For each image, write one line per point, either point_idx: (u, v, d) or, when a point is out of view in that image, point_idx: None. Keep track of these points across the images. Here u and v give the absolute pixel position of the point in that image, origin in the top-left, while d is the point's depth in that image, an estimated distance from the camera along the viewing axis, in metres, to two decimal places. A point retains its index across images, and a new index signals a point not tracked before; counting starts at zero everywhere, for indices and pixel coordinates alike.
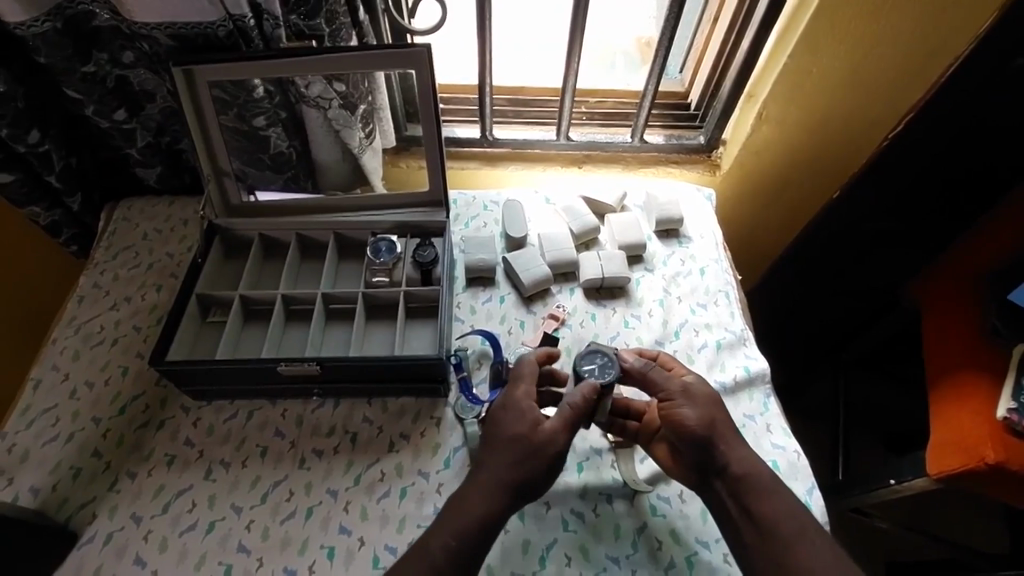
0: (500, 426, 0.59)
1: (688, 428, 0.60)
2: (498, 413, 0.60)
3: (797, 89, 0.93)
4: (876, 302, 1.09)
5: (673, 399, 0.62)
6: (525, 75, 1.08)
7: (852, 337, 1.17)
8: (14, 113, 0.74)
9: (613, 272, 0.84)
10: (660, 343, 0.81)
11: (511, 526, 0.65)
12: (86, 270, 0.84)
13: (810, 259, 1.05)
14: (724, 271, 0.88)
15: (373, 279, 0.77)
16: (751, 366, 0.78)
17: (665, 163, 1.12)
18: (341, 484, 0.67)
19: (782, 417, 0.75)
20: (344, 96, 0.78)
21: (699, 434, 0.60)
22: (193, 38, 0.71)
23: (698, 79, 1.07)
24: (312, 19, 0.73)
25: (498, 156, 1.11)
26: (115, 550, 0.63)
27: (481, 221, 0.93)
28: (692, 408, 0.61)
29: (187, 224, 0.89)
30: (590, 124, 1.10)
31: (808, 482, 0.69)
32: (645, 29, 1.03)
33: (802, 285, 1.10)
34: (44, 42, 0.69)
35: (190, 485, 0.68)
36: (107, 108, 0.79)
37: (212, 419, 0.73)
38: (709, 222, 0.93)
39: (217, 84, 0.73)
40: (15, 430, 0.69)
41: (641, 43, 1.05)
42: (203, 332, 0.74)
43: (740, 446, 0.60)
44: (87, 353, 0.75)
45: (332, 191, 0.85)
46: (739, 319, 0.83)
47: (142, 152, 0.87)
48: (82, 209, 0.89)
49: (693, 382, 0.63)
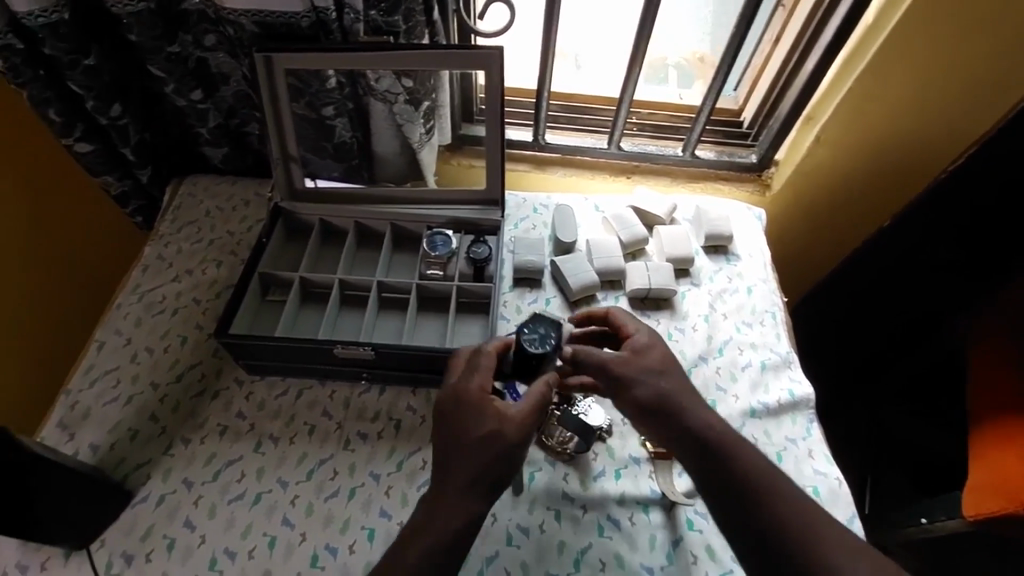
0: (469, 425, 0.56)
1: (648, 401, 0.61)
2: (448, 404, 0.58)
3: (860, 116, 0.92)
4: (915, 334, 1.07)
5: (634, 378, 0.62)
6: (579, 78, 1.09)
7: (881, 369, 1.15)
8: (101, 87, 0.77)
9: (660, 283, 0.84)
10: (703, 359, 0.81)
11: (548, 526, 0.66)
12: (151, 241, 0.87)
13: (864, 279, 1.04)
14: (771, 292, 0.88)
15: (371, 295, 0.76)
16: (796, 390, 0.77)
17: (713, 180, 1.12)
18: (383, 469, 0.69)
19: (824, 443, 0.74)
20: (410, 91, 0.81)
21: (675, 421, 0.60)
22: (276, 26, 0.73)
23: (754, 97, 1.07)
24: (391, 15, 0.75)
25: (547, 161, 1.13)
26: (167, 511, 0.65)
27: (531, 223, 0.95)
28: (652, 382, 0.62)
29: (248, 205, 0.92)
30: (641, 135, 1.12)
31: (848, 510, 0.69)
32: (700, 44, 1.02)
33: (853, 302, 1.09)
34: (137, 20, 0.73)
35: (240, 455, 0.69)
36: (185, 88, 0.82)
37: (264, 394, 0.74)
38: (758, 240, 0.93)
39: (293, 72, 0.76)
40: (79, 387, 0.73)
41: (695, 58, 1.04)
42: (263, 309, 0.76)
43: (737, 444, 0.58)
44: (148, 321, 0.79)
45: (384, 182, 0.88)
46: (785, 341, 0.83)
47: (212, 132, 0.90)
48: (150, 182, 0.92)
49: (643, 351, 0.64)
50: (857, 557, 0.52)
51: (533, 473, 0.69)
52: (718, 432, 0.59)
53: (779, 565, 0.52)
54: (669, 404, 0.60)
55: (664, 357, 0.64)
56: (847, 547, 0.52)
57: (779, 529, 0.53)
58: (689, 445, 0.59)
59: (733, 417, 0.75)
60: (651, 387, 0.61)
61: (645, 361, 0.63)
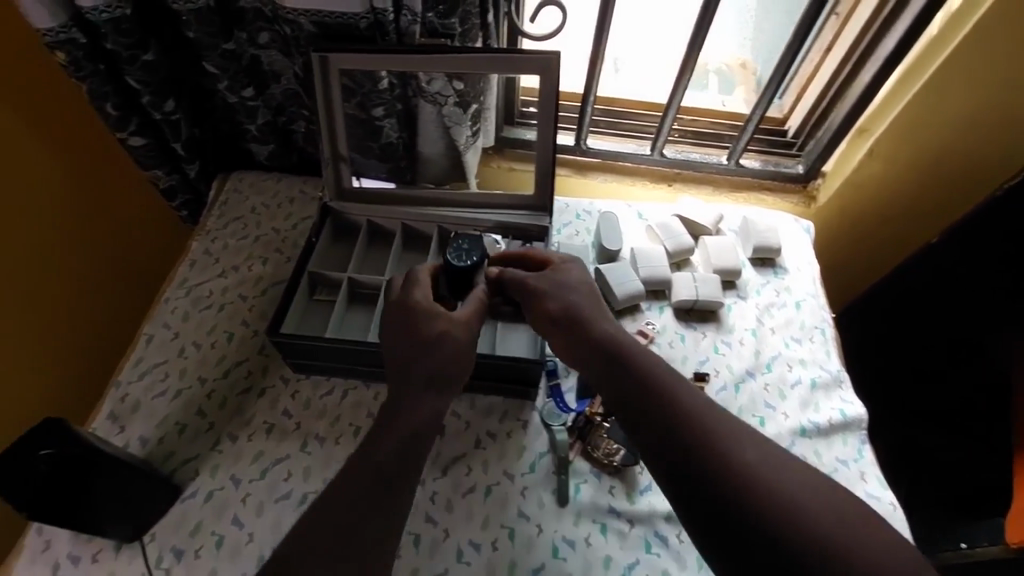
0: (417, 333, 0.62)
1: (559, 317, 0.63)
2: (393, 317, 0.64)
3: (917, 130, 0.90)
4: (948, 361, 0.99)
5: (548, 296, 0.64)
6: (615, 82, 1.08)
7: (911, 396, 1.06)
8: (157, 82, 0.78)
9: (707, 295, 0.83)
10: (751, 374, 0.79)
11: (594, 539, 0.65)
12: (198, 235, 0.88)
13: (902, 296, 1.01)
14: (821, 307, 0.86)
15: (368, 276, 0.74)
16: (847, 410, 0.76)
17: (757, 190, 1.10)
18: (428, 474, 0.69)
19: (876, 465, 0.73)
20: (460, 94, 0.81)
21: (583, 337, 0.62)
22: (333, 27, 0.73)
23: (802, 105, 1.05)
24: (448, 18, 0.74)
25: (588, 166, 1.11)
26: (216, 507, 0.65)
27: (574, 229, 0.94)
28: (566, 301, 0.64)
29: (293, 202, 0.92)
30: (683, 142, 1.10)
31: (904, 537, 0.67)
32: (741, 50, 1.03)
33: (888, 321, 1.05)
34: (196, 17, 0.73)
35: (286, 454, 0.69)
36: (237, 85, 0.83)
37: (310, 393, 0.74)
38: (806, 253, 0.91)
39: (347, 72, 0.76)
40: (128, 379, 0.74)
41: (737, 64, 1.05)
42: (310, 309, 0.76)
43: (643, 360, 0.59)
44: (195, 315, 0.79)
45: (426, 183, 0.90)
46: (835, 359, 0.81)
47: (261, 129, 0.91)
48: (197, 177, 0.93)
49: (559, 276, 0.66)
50: (757, 466, 0.51)
51: (578, 484, 0.69)
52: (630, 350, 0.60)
53: (682, 472, 0.52)
54: (574, 319, 0.63)
55: (580, 283, 0.66)
56: (751, 454, 0.51)
57: (688, 442, 0.52)
58: (596, 360, 0.61)
59: (784, 435, 0.74)
60: (561, 304, 0.64)
61: (560, 283, 0.65)
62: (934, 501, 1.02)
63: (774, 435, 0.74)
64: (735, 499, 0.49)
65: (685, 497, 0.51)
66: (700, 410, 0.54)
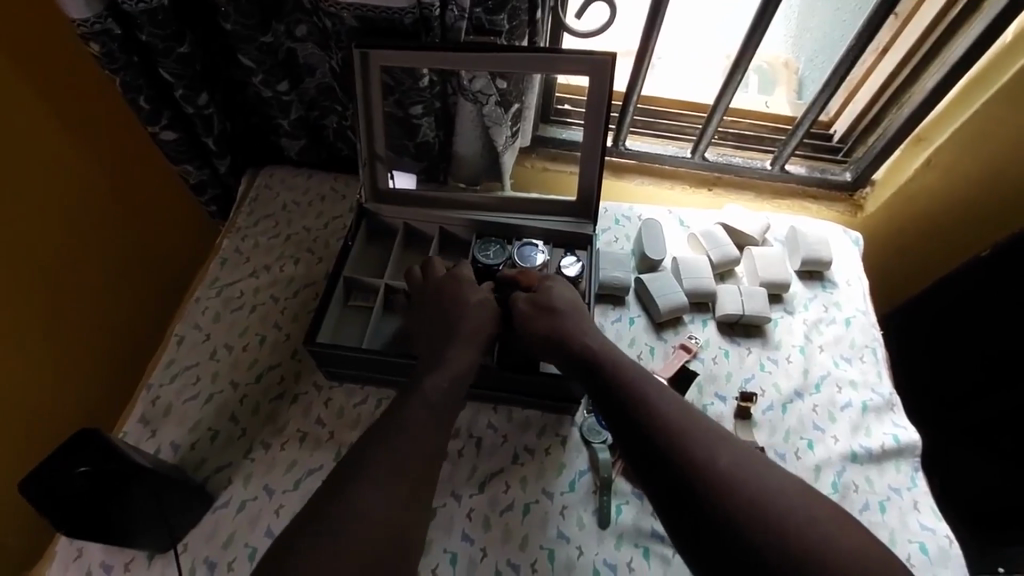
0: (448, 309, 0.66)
1: (549, 338, 0.65)
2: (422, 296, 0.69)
3: (981, 138, 0.85)
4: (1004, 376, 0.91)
5: (537, 318, 0.66)
6: (653, 82, 1.04)
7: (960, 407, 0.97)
8: (192, 76, 0.76)
9: (754, 310, 0.80)
10: (799, 394, 0.76)
11: (636, 564, 0.63)
12: (228, 233, 0.86)
13: (950, 302, 0.94)
14: (871, 325, 0.83)
15: (419, 271, 0.71)
16: (900, 436, 0.73)
17: (800, 197, 1.05)
18: (465, 490, 0.67)
19: (931, 495, 0.70)
20: (503, 93, 0.77)
21: (572, 356, 0.64)
22: (376, 21, 0.70)
23: (852, 109, 1.00)
24: (495, 14, 0.71)
25: (624, 168, 1.07)
26: (248, 518, 0.64)
27: (613, 235, 0.91)
28: (555, 321, 0.66)
29: (324, 201, 0.90)
30: (726, 145, 1.05)
31: (959, 572, 0.64)
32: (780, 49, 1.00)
33: (934, 332, 0.97)
34: (236, 8, 0.71)
35: (320, 465, 0.68)
36: (273, 79, 0.80)
37: (343, 401, 0.72)
38: (855, 266, 0.87)
39: (388, 69, 0.73)
40: (160, 382, 0.72)
41: (777, 63, 1.02)
42: (345, 314, 0.73)
43: (627, 372, 0.60)
44: (226, 316, 0.78)
45: (456, 181, 0.87)
46: (887, 380, 0.78)
47: (293, 124, 0.88)
48: (227, 172, 0.90)
49: (547, 295, 0.68)
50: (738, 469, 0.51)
51: (620, 505, 0.66)
52: (618, 365, 0.61)
53: (667, 482, 0.52)
54: (562, 338, 0.65)
55: (567, 302, 0.68)
56: (725, 456, 0.52)
57: (671, 451, 0.53)
58: (585, 375, 0.62)
59: (834, 460, 0.71)
60: (547, 323, 0.66)
61: (546, 304, 0.67)
62: None
63: (823, 459, 0.71)
64: (714, 505, 0.49)
65: (668, 507, 0.52)
66: (682, 420, 0.55)
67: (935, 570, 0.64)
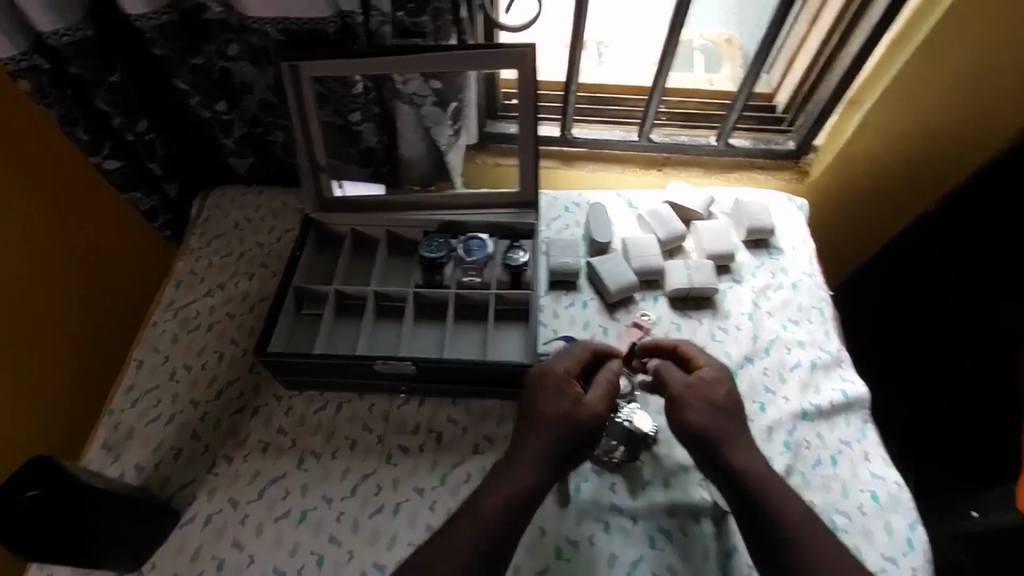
0: (542, 403, 0.60)
1: (698, 422, 0.60)
2: (537, 390, 0.61)
3: (908, 94, 0.87)
4: (953, 326, 0.93)
5: (682, 398, 0.62)
6: (599, 71, 1.06)
7: (918, 360, 0.99)
8: (127, 103, 0.77)
9: (702, 282, 0.81)
10: (749, 360, 0.78)
11: (598, 538, 0.65)
12: (182, 256, 0.87)
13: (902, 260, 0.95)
14: (818, 287, 0.84)
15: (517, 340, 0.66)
16: (848, 390, 0.75)
17: (748, 169, 1.07)
18: (426, 483, 0.68)
19: (880, 444, 0.72)
20: (438, 93, 0.79)
21: (701, 435, 0.60)
22: (301, 33, 0.72)
23: (791, 79, 1.02)
24: (417, 16, 0.73)
25: (574, 156, 1.08)
26: (214, 531, 0.65)
27: (563, 223, 0.92)
28: (702, 407, 0.61)
29: (276, 215, 0.91)
30: (672, 125, 1.07)
31: (909, 517, 0.66)
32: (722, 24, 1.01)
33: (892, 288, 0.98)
34: (160, 33, 0.72)
35: (283, 472, 0.69)
36: (210, 100, 0.81)
37: (304, 409, 0.73)
38: (800, 231, 0.89)
39: (320, 79, 0.74)
40: (120, 407, 0.73)
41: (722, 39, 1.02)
42: (300, 324, 0.75)
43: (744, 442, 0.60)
44: (184, 337, 0.78)
45: (410, 185, 0.84)
46: (833, 338, 0.80)
47: (237, 142, 0.88)
48: (178, 196, 0.92)
49: (697, 381, 0.63)
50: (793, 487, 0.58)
51: (579, 483, 0.68)
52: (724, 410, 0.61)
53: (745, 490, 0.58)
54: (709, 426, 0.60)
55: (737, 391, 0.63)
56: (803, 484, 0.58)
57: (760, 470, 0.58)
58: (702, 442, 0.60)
59: (785, 420, 0.73)
60: (710, 402, 0.61)
61: (702, 388, 0.62)
62: (947, 470, 0.97)
63: (775, 419, 0.73)
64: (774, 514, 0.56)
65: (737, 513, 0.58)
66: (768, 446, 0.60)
67: (886, 516, 0.66)
